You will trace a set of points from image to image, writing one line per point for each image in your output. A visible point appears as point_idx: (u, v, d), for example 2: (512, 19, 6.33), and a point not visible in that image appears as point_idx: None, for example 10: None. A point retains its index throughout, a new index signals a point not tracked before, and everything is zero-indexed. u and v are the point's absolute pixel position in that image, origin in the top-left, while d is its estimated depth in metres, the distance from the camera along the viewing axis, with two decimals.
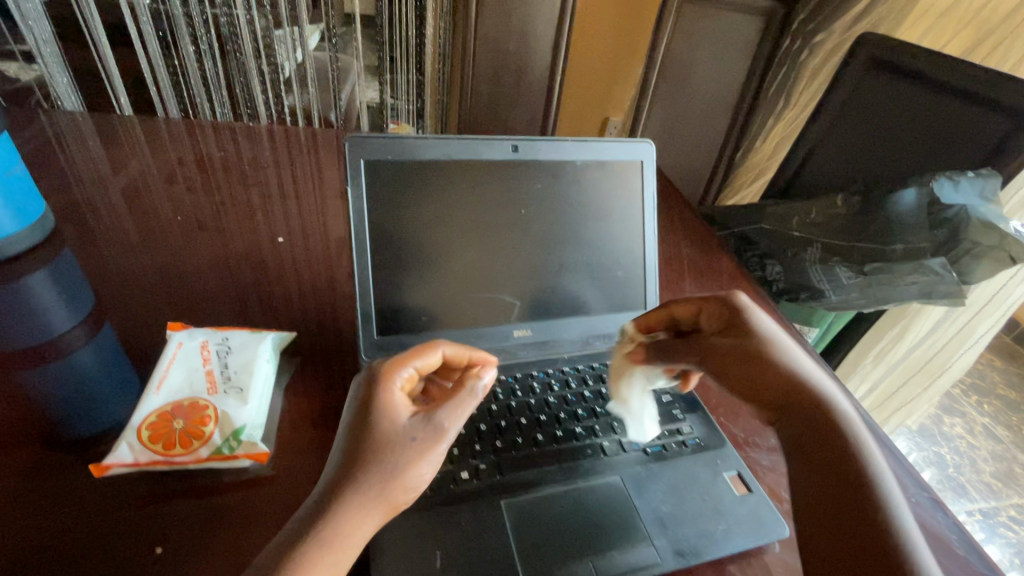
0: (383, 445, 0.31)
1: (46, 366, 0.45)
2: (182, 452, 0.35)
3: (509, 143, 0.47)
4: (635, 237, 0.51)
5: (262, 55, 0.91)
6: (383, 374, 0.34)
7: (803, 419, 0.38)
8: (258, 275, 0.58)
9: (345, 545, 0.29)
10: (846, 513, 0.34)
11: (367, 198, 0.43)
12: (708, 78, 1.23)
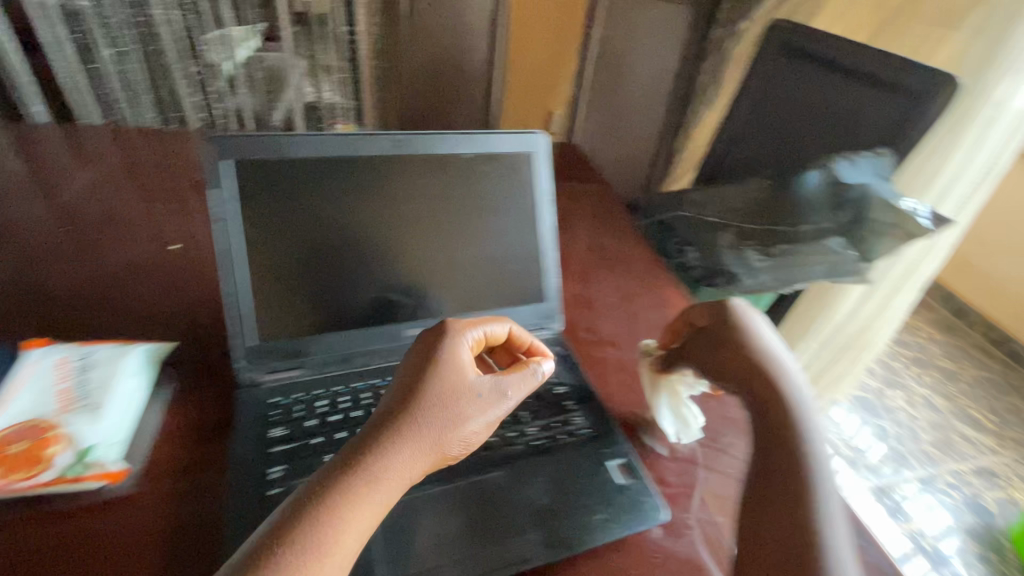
0: (446, 397, 0.32)
1: None
2: (20, 478, 0.33)
3: (390, 138, 0.45)
4: (530, 229, 0.51)
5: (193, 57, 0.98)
6: (458, 330, 0.36)
7: (768, 406, 0.40)
8: (145, 283, 0.55)
9: (381, 489, 0.28)
10: (786, 490, 0.36)
11: (232, 200, 0.41)
12: (643, 67, 1.22)
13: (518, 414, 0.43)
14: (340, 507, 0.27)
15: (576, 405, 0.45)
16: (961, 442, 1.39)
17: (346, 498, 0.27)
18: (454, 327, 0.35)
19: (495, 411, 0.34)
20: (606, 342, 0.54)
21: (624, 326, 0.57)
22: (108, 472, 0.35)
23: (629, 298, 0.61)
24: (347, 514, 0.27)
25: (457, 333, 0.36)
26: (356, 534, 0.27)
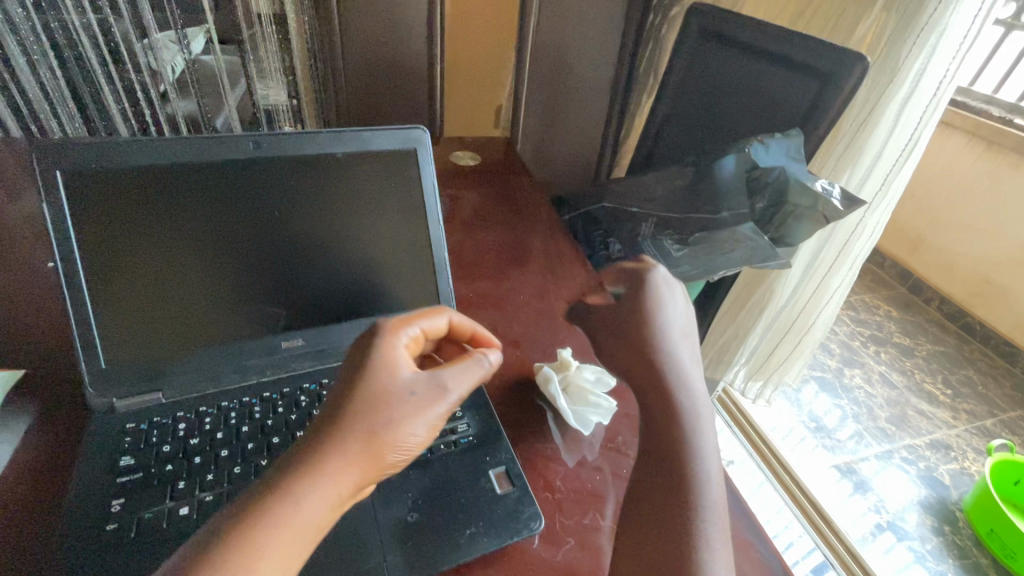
0: (381, 395, 0.29)
1: None
2: None
3: (250, 139, 0.42)
4: (419, 230, 0.49)
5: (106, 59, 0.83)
6: (389, 330, 0.33)
7: (661, 390, 0.39)
8: (16, 307, 0.51)
9: (315, 498, 0.26)
10: (663, 477, 0.36)
11: (71, 215, 0.38)
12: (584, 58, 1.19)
13: None
14: (271, 522, 0.25)
15: (462, 412, 0.43)
16: (918, 417, 1.40)
17: (274, 511, 0.25)
18: (384, 327, 0.33)
19: (441, 406, 0.31)
20: (509, 343, 0.53)
21: (530, 325, 0.55)
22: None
23: (540, 296, 0.60)
24: (277, 527, 0.25)
25: (390, 329, 0.33)
26: (287, 548, 0.25)
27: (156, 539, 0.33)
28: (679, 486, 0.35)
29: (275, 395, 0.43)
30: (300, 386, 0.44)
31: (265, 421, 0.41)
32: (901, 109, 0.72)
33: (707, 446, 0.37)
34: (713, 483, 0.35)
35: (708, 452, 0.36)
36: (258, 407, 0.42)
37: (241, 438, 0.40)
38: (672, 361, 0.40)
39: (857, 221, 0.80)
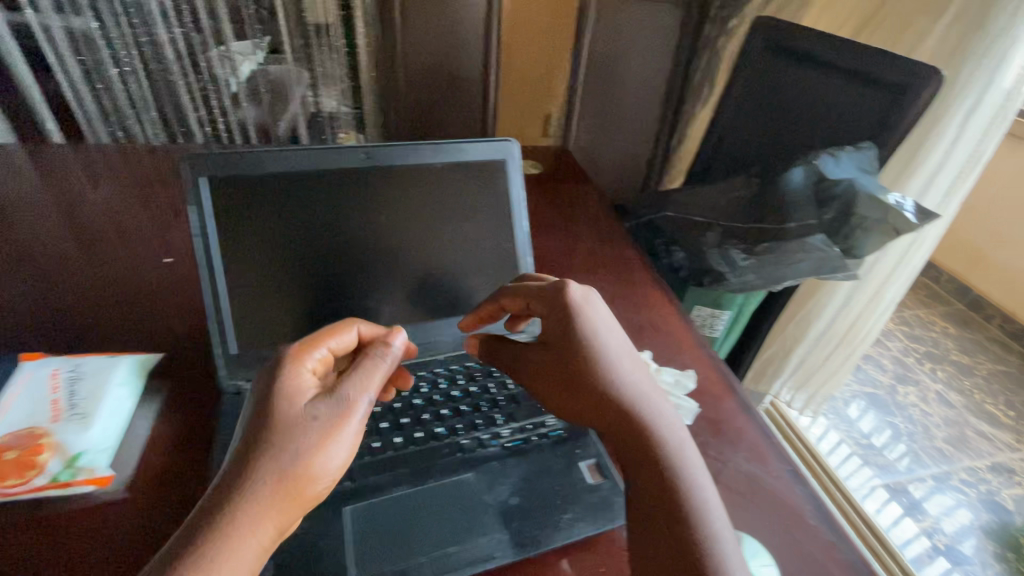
0: (286, 431, 0.30)
1: None
2: (15, 483, 0.36)
3: (362, 151, 0.46)
4: (506, 236, 0.52)
5: (195, 69, 0.94)
6: (289, 358, 0.34)
7: (630, 418, 0.38)
8: (144, 298, 0.58)
9: (242, 540, 0.27)
10: (664, 512, 0.34)
11: (211, 216, 0.42)
12: (637, 69, 1.23)
13: (492, 416, 0.44)
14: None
15: None
16: (978, 438, 1.35)
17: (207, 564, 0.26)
18: (285, 357, 0.33)
19: (350, 423, 0.32)
20: None
21: None
22: (98, 477, 0.37)
23: (611, 301, 0.62)
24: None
25: (293, 357, 0.34)
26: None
27: None
28: (681, 514, 0.34)
29: None
30: None
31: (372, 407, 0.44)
32: (965, 120, 0.71)
33: (688, 460, 0.37)
34: (708, 495, 0.35)
35: (691, 468, 0.37)
36: None
37: None
38: (625, 381, 0.39)
39: (918, 240, 0.80)
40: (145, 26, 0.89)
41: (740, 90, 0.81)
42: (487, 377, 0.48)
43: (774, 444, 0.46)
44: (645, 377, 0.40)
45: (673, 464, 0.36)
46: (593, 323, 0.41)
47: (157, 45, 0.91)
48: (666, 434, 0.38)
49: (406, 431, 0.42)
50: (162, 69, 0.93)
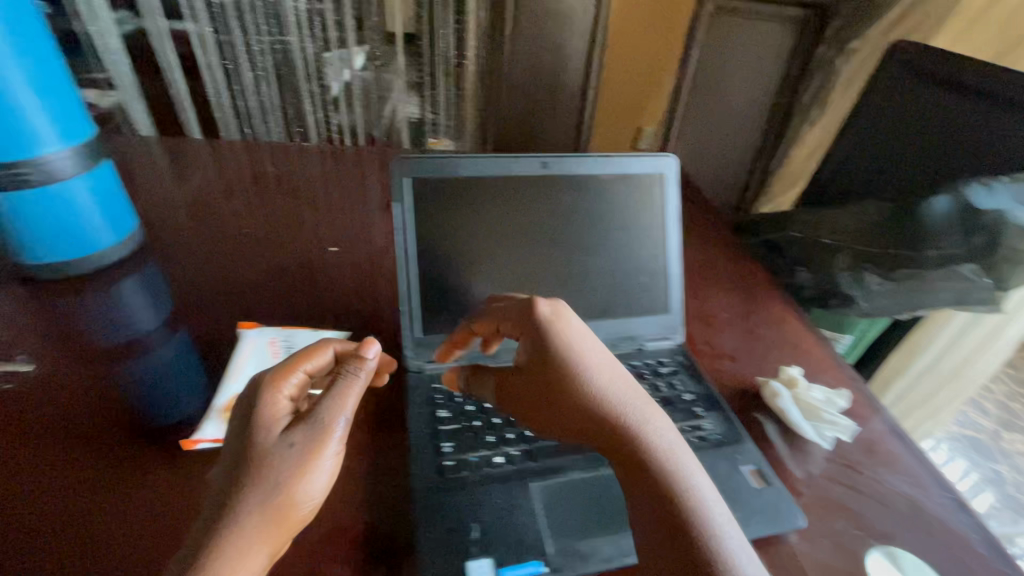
0: (265, 464, 0.32)
1: (135, 361, 0.53)
2: None
3: (539, 160, 0.50)
4: (658, 246, 0.54)
5: (315, 79, 1.14)
6: (267, 384, 0.35)
7: (613, 429, 0.35)
8: (316, 283, 0.65)
9: (230, 565, 0.29)
10: (669, 528, 0.31)
11: (411, 210, 0.47)
12: (739, 86, 1.25)
13: None
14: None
15: (704, 412, 0.47)
16: None
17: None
18: (263, 382, 0.35)
19: (325, 454, 0.34)
20: (725, 355, 0.56)
21: (742, 341, 0.59)
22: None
23: (744, 314, 0.63)
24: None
25: (271, 382, 0.35)
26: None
27: (485, 478, 0.40)
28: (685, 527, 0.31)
29: None
30: None
31: None
32: None
33: (681, 463, 0.34)
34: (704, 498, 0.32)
35: (688, 473, 0.33)
36: None
37: None
38: (598, 392, 0.36)
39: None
40: (279, 33, 1.07)
41: (871, 112, 0.81)
42: (639, 378, 0.51)
43: (931, 470, 0.46)
44: (619, 380, 0.37)
45: (667, 472, 0.33)
46: (571, 336, 0.38)
47: (291, 52, 1.10)
48: (653, 438, 0.34)
49: None
50: (292, 75, 1.13)
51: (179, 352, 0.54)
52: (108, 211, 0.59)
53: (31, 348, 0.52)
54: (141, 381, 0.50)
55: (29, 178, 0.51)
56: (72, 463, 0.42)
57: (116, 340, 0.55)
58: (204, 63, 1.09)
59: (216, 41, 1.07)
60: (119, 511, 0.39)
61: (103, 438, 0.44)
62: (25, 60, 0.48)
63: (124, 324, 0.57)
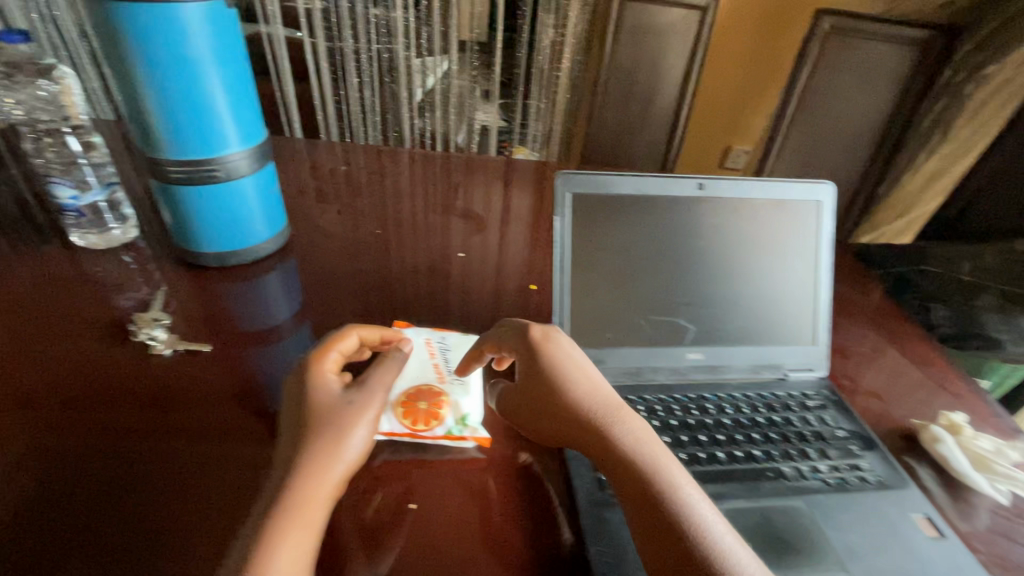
0: (321, 421, 0.37)
1: (268, 346, 0.59)
2: (426, 429, 0.44)
3: (696, 181, 0.50)
4: (808, 275, 0.52)
5: (411, 87, 1.16)
6: (313, 361, 0.40)
7: (597, 432, 0.38)
8: (450, 292, 0.69)
9: (304, 500, 0.33)
10: (647, 519, 0.34)
11: (570, 225, 0.48)
12: (848, 110, 1.21)
13: (805, 449, 0.45)
14: (274, 535, 0.31)
15: (861, 451, 0.46)
16: None
17: (282, 525, 0.32)
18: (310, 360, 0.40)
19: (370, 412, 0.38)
20: (870, 393, 0.54)
21: (885, 379, 0.56)
22: (480, 437, 0.45)
23: (883, 351, 0.60)
24: (287, 536, 0.31)
25: (314, 360, 0.41)
26: (300, 546, 0.31)
27: None
28: (661, 516, 0.33)
29: (684, 398, 0.49)
30: (704, 394, 0.49)
31: (687, 419, 0.47)
32: None
33: (655, 458, 0.36)
34: (678, 487, 0.35)
35: (663, 467, 0.36)
36: (677, 406, 0.48)
37: (675, 429, 0.46)
38: (579, 400, 0.40)
39: None
40: (387, 42, 1.10)
41: None
42: (787, 409, 0.49)
43: None
44: (599, 390, 0.41)
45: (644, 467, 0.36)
46: (559, 353, 0.43)
47: (395, 60, 1.12)
48: (626, 437, 0.37)
49: (726, 448, 0.45)
50: (393, 82, 1.14)
51: (303, 343, 0.59)
52: (266, 208, 0.63)
53: (193, 335, 0.58)
54: (284, 370, 0.56)
55: (215, 175, 0.56)
56: (256, 448, 0.47)
57: (253, 326, 0.61)
58: (313, 69, 1.13)
59: (328, 47, 1.10)
60: (269, 489, 0.44)
61: (242, 418, 0.50)
62: (225, 69, 0.53)
63: (259, 311, 0.63)
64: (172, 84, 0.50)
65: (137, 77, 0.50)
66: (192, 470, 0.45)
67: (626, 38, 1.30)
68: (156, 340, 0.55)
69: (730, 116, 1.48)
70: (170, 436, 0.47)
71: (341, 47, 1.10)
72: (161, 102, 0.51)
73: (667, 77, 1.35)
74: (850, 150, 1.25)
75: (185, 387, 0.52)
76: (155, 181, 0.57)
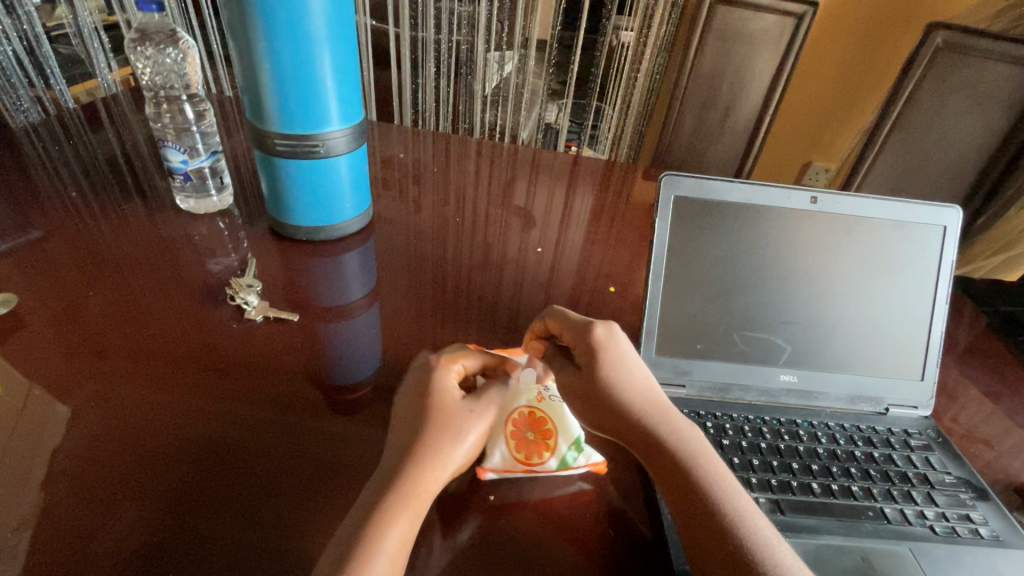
0: (445, 419, 0.39)
1: (343, 323, 0.60)
2: (540, 462, 0.41)
3: (808, 195, 0.47)
4: (922, 305, 0.48)
5: (487, 80, 1.17)
6: (441, 365, 0.42)
7: (650, 441, 0.40)
8: (526, 284, 0.69)
9: (418, 487, 0.36)
10: (704, 531, 0.35)
11: (670, 229, 0.47)
12: (954, 133, 1.12)
13: (909, 491, 0.42)
14: (388, 519, 0.34)
15: (974, 501, 0.42)
16: None
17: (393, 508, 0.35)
18: (438, 363, 0.42)
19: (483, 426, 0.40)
20: (978, 439, 0.50)
21: (996, 426, 0.52)
22: (596, 463, 0.42)
23: (992, 395, 0.56)
24: (396, 521, 0.34)
25: (444, 364, 0.43)
26: (406, 533, 0.34)
27: None
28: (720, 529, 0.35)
29: (774, 420, 0.46)
30: (795, 420, 0.47)
31: (777, 443, 0.44)
32: None
33: (711, 469, 0.38)
34: (732, 500, 0.36)
35: (722, 478, 0.38)
36: (766, 428, 0.45)
37: (764, 453, 0.43)
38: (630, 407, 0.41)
39: None
40: (467, 35, 1.11)
41: None
42: (887, 446, 0.46)
43: None
44: (652, 396, 0.42)
45: (698, 478, 0.37)
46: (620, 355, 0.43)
47: (473, 53, 1.13)
48: (681, 448, 0.39)
49: (820, 479, 0.42)
50: (468, 73, 1.15)
51: (375, 325, 0.60)
52: (354, 187, 0.64)
53: (280, 304, 0.61)
54: (359, 347, 0.57)
55: (316, 151, 0.58)
56: (332, 423, 0.48)
57: (330, 302, 0.63)
58: (394, 57, 1.15)
59: (410, 36, 1.12)
60: (341, 465, 0.45)
61: (317, 391, 0.51)
62: (336, 48, 0.54)
63: (336, 287, 0.65)
64: (287, 59, 0.52)
65: (257, 51, 0.52)
66: (271, 436, 0.47)
67: (712, 42, 1.24)
68: (250, 305, 0.59)
69: (814, 129, 1.45)
70: (252, 404, 0.49)
71: (423, 37, 1.12)
72: (276, 77, 0.53)
73: (751, 86, 1.30)
74: (948, 177, 1.17)
75: (268, 356, 0.54)
76: (258, 151, 0.60)
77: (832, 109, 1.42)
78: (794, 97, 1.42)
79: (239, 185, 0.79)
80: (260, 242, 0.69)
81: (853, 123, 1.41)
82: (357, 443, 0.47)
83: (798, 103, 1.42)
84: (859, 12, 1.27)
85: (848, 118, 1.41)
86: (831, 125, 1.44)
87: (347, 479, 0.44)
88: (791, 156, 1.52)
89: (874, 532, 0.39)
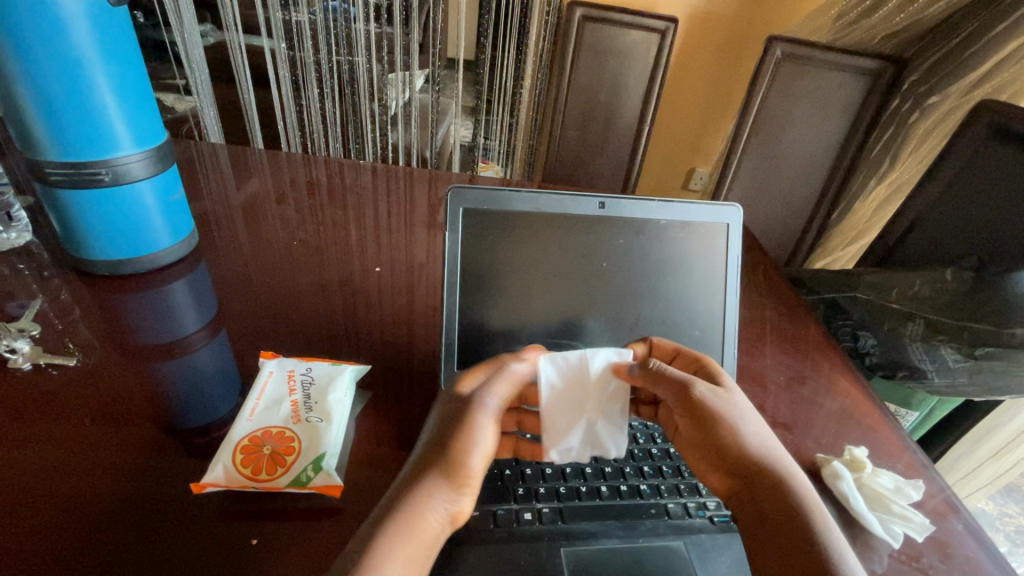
0: (441, 429, 0.37)
1: (177, 360, 0.54)
2: (267, 477, 0.41)
3: (597, 200, 0.48)
4: (715, 298, 0.51)
5: (376, 98, 1.02)
6: (449, 381, 0.41)
7: (767, 477, 0.39)
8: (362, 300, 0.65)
9: (409, 512, 0.33)
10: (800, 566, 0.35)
11: (462, 239, 0.46)
12: (802, 136, 1.21)
13: (695, 484, 0.43)
14: (388, 540, 0.32)
15: None
16: None
17: (392, 534, 0.32)
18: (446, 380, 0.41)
19: (485, 413, 0.39)
20: (779, 424, 0.52)
21: (798, 408, 0.55)
22: (330, 485, 0.41)
23: (800, 379, 0.59)
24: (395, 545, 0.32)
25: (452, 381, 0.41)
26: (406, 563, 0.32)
27: (513, 534, 0.38)
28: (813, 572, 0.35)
29: None
30: None
31: None
32: None
33: (815, 518, 0.37)
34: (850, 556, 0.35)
35: (825, 526, 0.37)
36: None
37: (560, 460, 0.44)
38: (763, 444, 0.40)
39: None
40: (347, 53, 0.95)
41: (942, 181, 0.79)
42: None
43: (997, 563, 0.43)
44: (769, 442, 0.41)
45: (806, 517, 0.37)
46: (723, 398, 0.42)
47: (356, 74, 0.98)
48: (795, 492, 0.38)
49: (611, 481, 0.43)
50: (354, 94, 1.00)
51: (225, 354, 0.55)
52: (164, 214, 0.60)
53: (61, 346, 0.53)
54: (202, 384, 0.51)
55: (101, 179, 0.54)
56: (130, 462, 0.42)
57: (161, 339, 0.56)
58: (273, 76, 0.97)
59: (289, 58, 0.95)
60: (116, 513, 0.39)
61: (129, 428, 0.45)
62: (112, 69, 0.50)
63: (166, 322, 0.58)
64: (51, 78, 0.48)
65: (10, 71, 0.47)
66: (19, 487, 0.40)
67: (586, 59, 1.30)
68: (15, 352, 0.50)
69: (694, 135, 1.54)
70: (44, 442, 0.43)
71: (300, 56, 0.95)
72: (39, 98, 0.48)
73: (629, 97, 1.36)
74: (803, 175, 1.26)
75: (35, 397, 0.47)
76: (35, 182, 0.54)
77: (707, 116, 1.51)
78: (673, 105, 1.50)
79: (39, 217, 0.70)
80: (54, 278, 0.61)
81: (723, 131, 1.52)
82: (139, 486, 0.41)
83: (675, 112, 1.51)
84: (719, 28, 1.37)
85: (720, 125, 1.51)
86: (708, 133, 1.54)
87: (119, 525, 0.38)
88: (677, 162, 1.60)
89: (653, 529, 0.40)
